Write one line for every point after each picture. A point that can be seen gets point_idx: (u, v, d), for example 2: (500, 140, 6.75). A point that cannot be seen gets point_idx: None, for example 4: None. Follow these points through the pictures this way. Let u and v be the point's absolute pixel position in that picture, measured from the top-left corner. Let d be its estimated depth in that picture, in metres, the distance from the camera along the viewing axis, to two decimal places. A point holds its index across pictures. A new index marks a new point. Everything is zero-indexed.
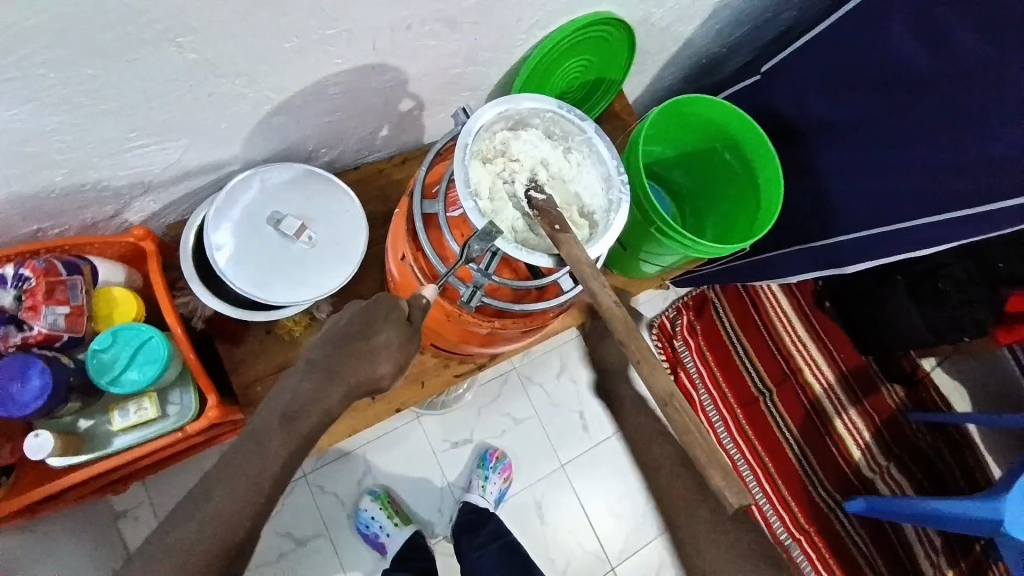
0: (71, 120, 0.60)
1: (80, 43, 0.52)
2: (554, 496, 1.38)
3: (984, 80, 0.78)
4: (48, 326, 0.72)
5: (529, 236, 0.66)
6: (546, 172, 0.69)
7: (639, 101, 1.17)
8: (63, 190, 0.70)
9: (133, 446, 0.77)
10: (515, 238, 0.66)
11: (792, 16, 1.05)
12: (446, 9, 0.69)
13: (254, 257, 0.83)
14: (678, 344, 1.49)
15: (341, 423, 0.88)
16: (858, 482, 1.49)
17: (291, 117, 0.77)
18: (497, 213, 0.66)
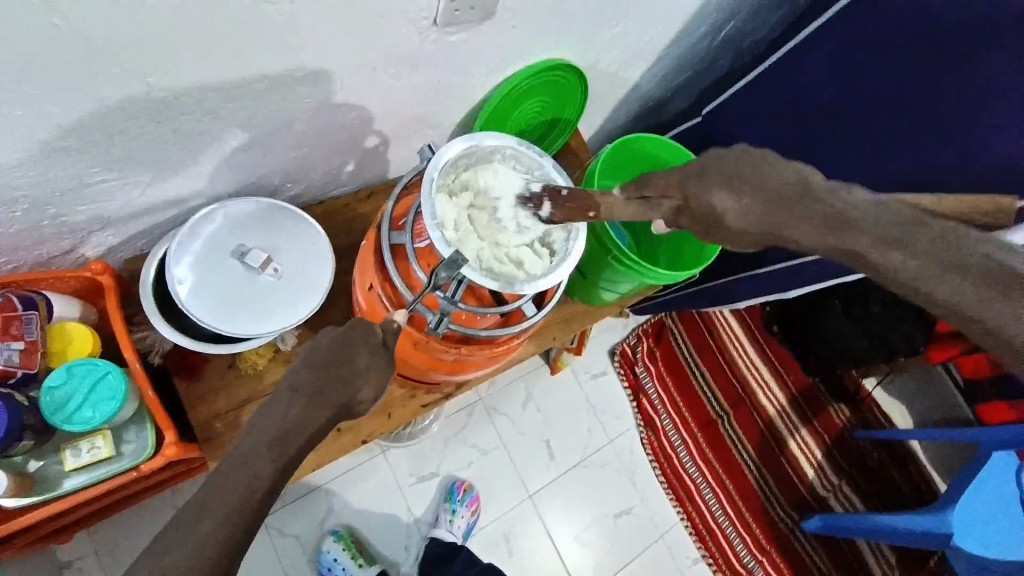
0: (33, 155, 0.61)
1: (46, 81, 0.54)
2: (522, 527, 1.38)
3: None
4: (1, 362, 0.70)
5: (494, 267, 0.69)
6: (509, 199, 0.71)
7: (594, 139, 1.24)
8: (20, 225, 0.69)
9: (85, 486, 0.73)
10: (481, 265, 0.68)
11: (727, 64, 1.15)
12: (408, 51, 0.73)
13: (217, 290, 0.83)
14: (639, 371, 1.55)
15: (307, 458, 0.87)
16: (813, 500, 1.55)
17: (256, 151, 0.78)
18: (463, 241, 0.69)
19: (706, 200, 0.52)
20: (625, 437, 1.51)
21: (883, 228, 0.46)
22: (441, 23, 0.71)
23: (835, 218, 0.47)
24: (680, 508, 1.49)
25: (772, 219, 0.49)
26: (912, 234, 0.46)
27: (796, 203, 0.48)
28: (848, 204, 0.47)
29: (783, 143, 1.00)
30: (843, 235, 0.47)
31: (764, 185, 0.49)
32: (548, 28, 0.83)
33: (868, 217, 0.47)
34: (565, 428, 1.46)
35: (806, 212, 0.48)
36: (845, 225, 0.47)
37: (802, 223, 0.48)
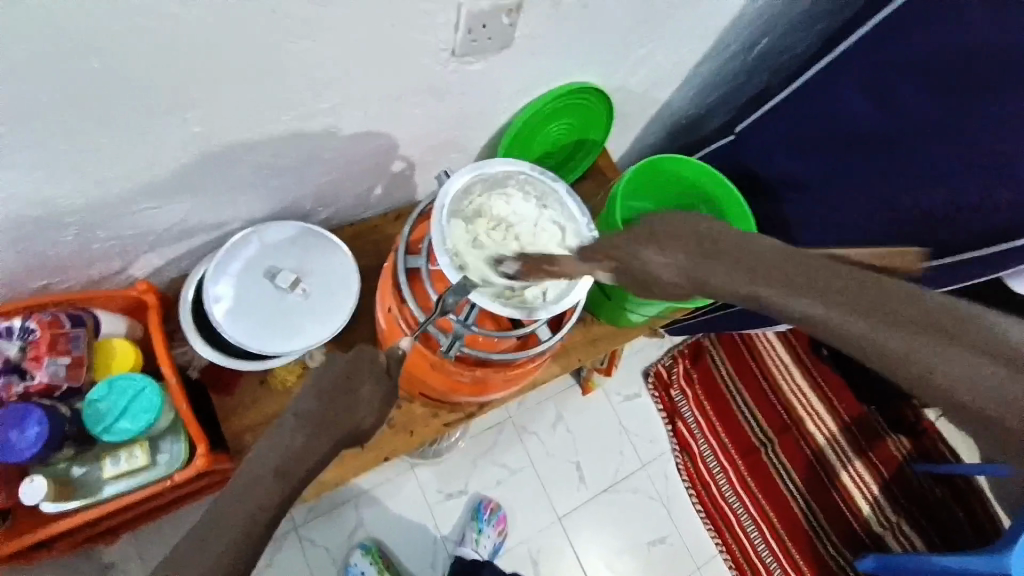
0: (83, 185, 0.66)
1: (93, 117, 0.59)
2: (550, 551, 1.35)
3: (939, 137, 0.82)
4: (48, 376, 0.76)
5: (507, 292, 0.68)
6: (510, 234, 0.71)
7: (624, 159, 1.23)
8: (74, 249, 0.75)
9: (122, 493, 0.78)
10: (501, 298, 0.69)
11: (764, 78, 1.12)
12: (432, 80, 0.75)
13: (251, 309, 0.87)
14: (674, 393, 1.50)
15: (329, 473, 0.89)
16: (868, 538, 1.45)
17: (286, 178, 0.82)
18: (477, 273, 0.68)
19: (632, 258, 0.51)
20: (659, 461, 1.46)
21: (777, 266, 0.41)
22: (459, 53, 0.72)
23: (763, 268, 0.41)
24: (718, 538, 1.42)
25: (687, 269, 0.46)
26: (859, 292, 0.37)
27: (711, 255, 0.45)
28: (769, 259, 0.41)
29: (821, 160, 0.96)
30: (783, 287, 0.39)
31: (676, 240, 0.48)
32: (571, 52, 0.83)
33: (806, 274, 0.39)
34: (596, 450, 1.43)
35: (731, 266, 0.43)
36: (782, 277, 0.40)
37: (725, 274, 0.43)
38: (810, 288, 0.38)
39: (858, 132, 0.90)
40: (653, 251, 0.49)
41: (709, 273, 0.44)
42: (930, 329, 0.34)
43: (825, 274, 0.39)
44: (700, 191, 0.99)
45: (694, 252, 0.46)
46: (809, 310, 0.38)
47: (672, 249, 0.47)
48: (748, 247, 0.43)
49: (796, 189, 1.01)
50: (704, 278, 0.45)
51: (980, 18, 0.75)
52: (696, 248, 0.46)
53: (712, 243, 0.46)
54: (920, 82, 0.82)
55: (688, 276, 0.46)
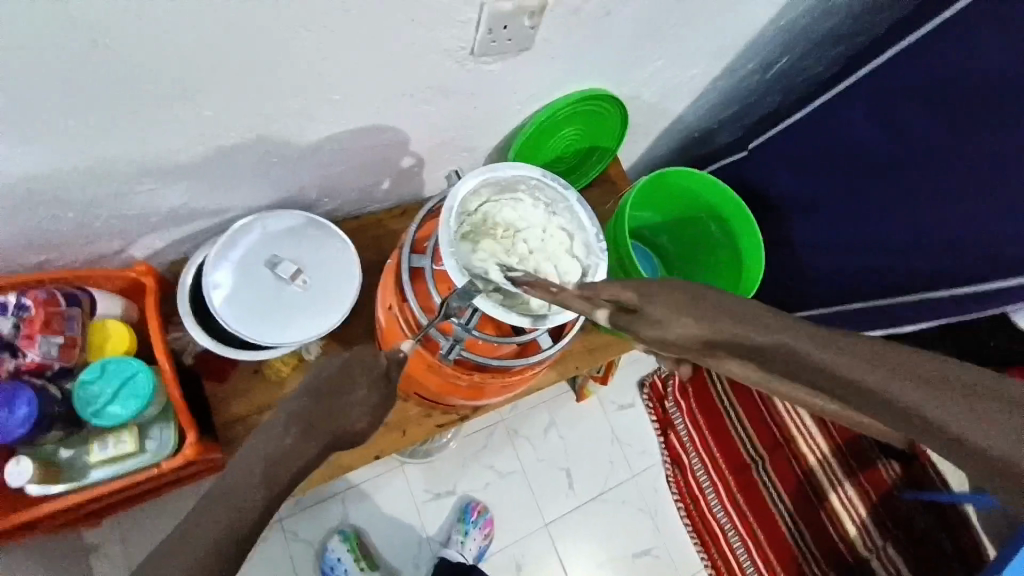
0: (85, 162, 0.65)
1: (101, 96, 0.58)
2: (535, 557, 1.35)
3: (948, 166, 0.81)
4: (40, 355, 0.74)
5: (507, 296, 0.67)
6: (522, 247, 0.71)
7: (632, 169, 1.22)
8: (72, 226, 0.74)
9: (107, 480, 0.76)
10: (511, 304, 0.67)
11: (778, 97, 1.11)
12: (446, 79, 0.74)
13: (248, 298, 0.86)
14: (669, 406, 1.51)
15: (323, 468, 0.89)
16: (854, 563, 1.40)
17: (293, 168, 0.81)
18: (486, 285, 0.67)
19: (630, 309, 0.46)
20: (649, 473, 1.46)
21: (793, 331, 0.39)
22: (476, 53, 0.71)
23: (826, 341, 0.38)
24: (703, 550, 1.45)
25: (736, 339, 0.40)
26: (931, 373, 0.36)
27: (762, 326, 0.39)
28: (830, 335, 0.38)
29: (832, 183, 0.95)
30: (858, 365, 0.36)
31: (717, 308, 0.42)
32: (587, 59, 0.82)
33: (873, 353, 0.37)
34: (587, 459, 1.42)
35: (794, 340, 0.38)
36: (849, 353, 0.37)
37: (787, 352, 0.38)
38: (884, 368, 0.36)
39: (871, 156, 0.90)
40: (690, 317, 0.42)
41: (769, 348, 0.39)
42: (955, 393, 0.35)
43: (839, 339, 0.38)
44: (707, 206, 0.98)
45: (742, 321, 0.40)
46: (881, 390, 0.36)
47: (714, 319, 0.41)
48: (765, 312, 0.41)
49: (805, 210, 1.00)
50: (766, 352, 0.39)
51: (996, 42, 0.74)
52: (741, 318, 0.40)
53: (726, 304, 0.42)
54: (936, 109, 0.81)
55: (741, 347, 0.40)
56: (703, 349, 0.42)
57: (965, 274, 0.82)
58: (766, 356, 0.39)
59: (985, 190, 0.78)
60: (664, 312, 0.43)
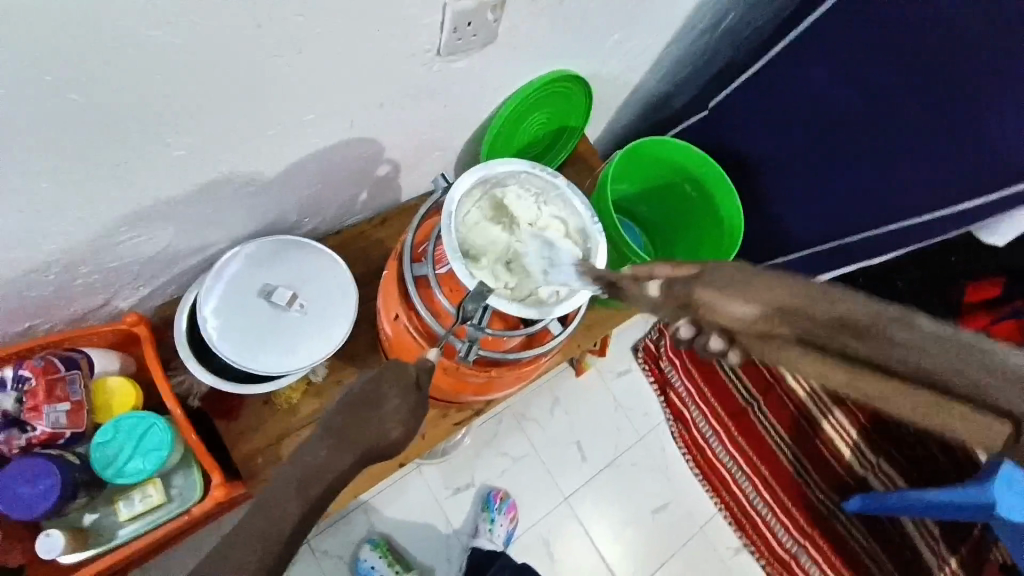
0: (62, 220, 0.63)
1: (74, 150, 0.56)
2: (560, 531, 1.39)
3: (899, 102, 0.86)
4: (50, 425, 0.73)
5: (522, 288, 0.71)
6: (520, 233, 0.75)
7: (599, 143, 1.23)
8: (56, 287, 0.71)
9: (136, 537, 0.76)
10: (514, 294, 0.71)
11: (729, 53, 1.14)
12: (416, 83, 0.74)
13: (247, 330, 0.85)
14: (664, 365, 1.53)
15: (352, 483, 0.90)
16: (853, 482, 1.50)
17: (272, 193, 0.80)
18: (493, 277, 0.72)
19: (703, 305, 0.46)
20: (655, 432, 1.50)
21: (866, 325, 0.43)
22: (444, 53, 0.71)
23: (935, 342, 0.41)
24: (715, 496, 1.48)
25: (802, 315, 0.43)
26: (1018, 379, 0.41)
27: (830, 304, 0.43)
28: (967, 335, 0.42)
29: (795, 132, 0.99)
30: (919, 353, 0.41)
31: (779, 291, 0.44)
32: (549, 43, 0.83)
33: (1001, 357, 0.41)
34: (595, 429, 1.46)
35: (889, 338, 0.42)
36: (971, 352, 0.41)
37: (856, 329, 0.43)
38: (994, 371, 0.41)
39: (828, 100, 0.94)
40: (759, 298, 0.44)
41: (852, 324, 0.43)
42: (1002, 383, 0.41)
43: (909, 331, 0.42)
44: (681, 170, 1.01)
45: (828, 300, 0.43)
46: (969, 380, 0.41)
47: (776, 293, 0.44)
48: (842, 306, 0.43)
49: (772, 161, 1.03)
50: (829, 327, 0.43)
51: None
52: (817, 299, 0.43)
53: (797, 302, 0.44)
54: (907, 64, 0.84)
55: (807, 324, 0.43)
56: (760, 324, 0.45)
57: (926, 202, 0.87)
58: (837, 334, 0.43)
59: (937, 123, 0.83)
60: (717, 295, 0.45)
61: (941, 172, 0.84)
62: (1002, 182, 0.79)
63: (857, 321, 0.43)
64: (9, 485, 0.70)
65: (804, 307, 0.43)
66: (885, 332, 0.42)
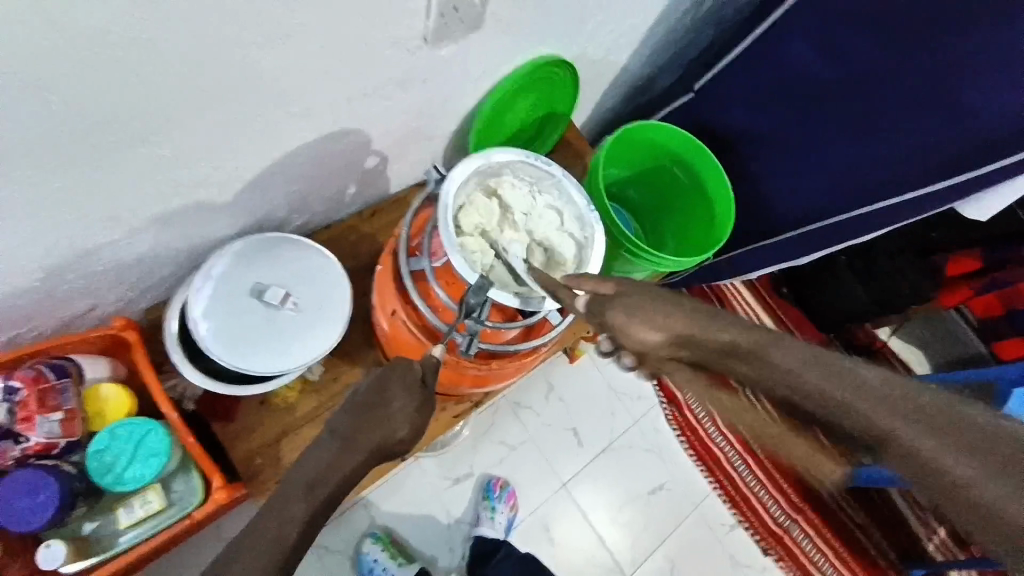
0: (46, 227, 0.61)
1: (55, 153, 0.54)
2: (560, 516, 1.40)
3: (885, 82, 0.88)
4: (44, 436, 0.72)
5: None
6: (518, 220, 0.76)
7: (586, 128, 1.23)
8: (39, 294, 0.69)
9: (142, 541, 0.76)
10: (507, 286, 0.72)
11: (712, 33, 1.13)
12: (402, 72, 0.73)
13: (239, 331, 0.83)
14: None
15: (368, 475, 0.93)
16: None
17: (260, 189, 0.78)
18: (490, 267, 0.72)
19: (618, 327, 0.44)
20: (649, 414, 1.51)
21: (769, 349, 0.38)
22: (430, 40, 0.70)
23: (834, 374, 0.37)
24: (710, 476, 1.50)
25: (698, 342, 0.40)
26: (913, 410, 0.35)
27: (728, 329, 0.40)
28: (862, 366, 0.37)
29: (782, 112, 0.99)
30: (828, 381, 0.36)
31: (682, 317, 0.41)
32: (535, 28, 0.82)
33: (889, 386, 0.36)
34: (591, 414, 1.47)
35: (789, 364, 0.37)
36: (854, 378, 0.36)
37: (747, 355, 0.39)
38: (890, 406, 0.36)
39: (812, 79, 0.94)
40: (665, 322, 0.42)
41: (748, 354, 0.39)
42: (911, 413, 0.35)
43: (812, 361, 0.37)
44: (670, 154, 1.01)
45: (720, 327, 0.40)
46: (857, 409, 0.36)
47: (681, 315, 0.41)
48: (745, 333, 0.39)
49: (758, 142, 1.04)
50: (722, 354, 0.39)
51: None
52: (714, 324, 0.40)
53: (709, 325, 0.40)
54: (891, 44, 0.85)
55: (704, 350, 0.40)
56: (665, 351, 0.41)
57: (910, 177, 0.89)
58: (732, 361, 0.39)
59: (923, 100, 0.85)
60: (626, 317, 0.43)
61: (930, 152, 0.86)
62: (985, 156, 0.81)
63: (750, 337, 0.39)
64: (7, 499, 0.69)
65: (695, 327, 0.40)
66: (779, 361, 0.38)
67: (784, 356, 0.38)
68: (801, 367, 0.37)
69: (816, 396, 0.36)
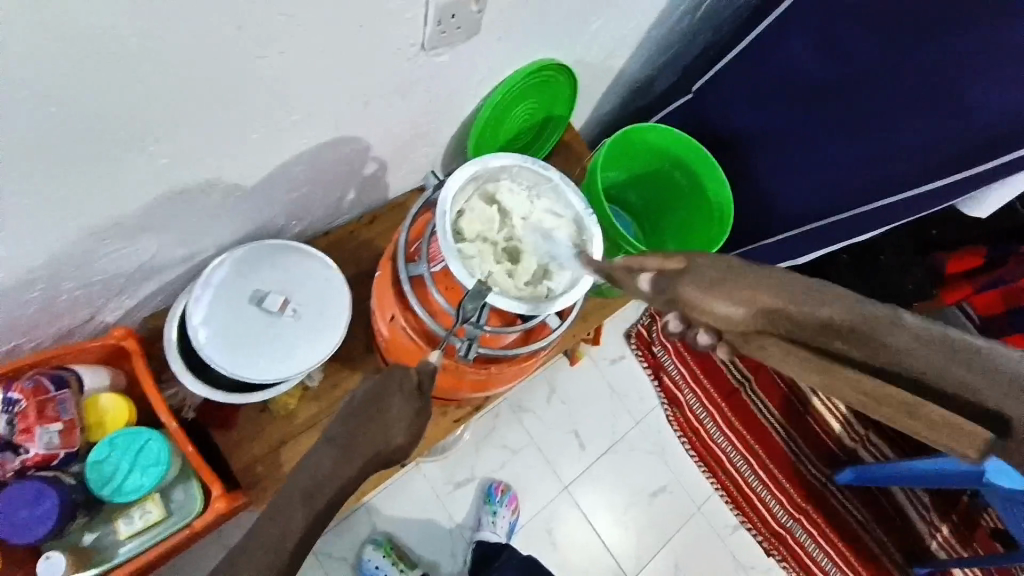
0: (46, 237, 0.61)
1: (53, 163, 0.54)
2: (562, 519, 1.40)
3: (883, 83, 0.88)
4: (43, 447, 0.72)
5: (535, 280, 0.74)
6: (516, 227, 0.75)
7: (585, 131, 1.23)
8: (40, 304, 0.69)
9: (142, 552, 0.75)
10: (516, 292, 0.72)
11: (710, 35, 1.13)
12: (400, 79, 0.73)
13: (238, 338, 0.83)
14: (656, 350, 1.54)
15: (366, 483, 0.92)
16: (843, 455, 1.54)
17: (260, 197, 0.78)
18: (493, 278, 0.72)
19: (694, 307, 0.47)
20: (651, 415, 1.51)
21: (849, 321, 0.43)
22: (428, 47, 0.70)
23: (916, 342, 0.41)
24: (712, 477, 1.49)
25: (786, 314, 0.45)
26: (1001, 376, 0.39)
27: (816, 304, 0.44)
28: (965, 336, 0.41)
29: (781, 113, 0.99)
30: (910, 351, 0.41)
31: (764, 290, 0.46)
32: (533, 33, 0.82)
33: (970, 352, 0.40)
34: (593, 417, 1.47)
35: (872, 335, 0.42)
36: (937, 345, 0.41)
37: (833, 328, 0.43)
38: (966, 367, 0.40)
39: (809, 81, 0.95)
40: (747, 299, 0.46)
41: (847, 329, 0.43)
42: (988, 378, 0.39)
43: (896, 332, 0.41)
44: (669, 157, 1.01)
45: (810, 301, 0.44)
46: (942, 376, 0.40)
47: (763, 293, 0.46)
48: (830, 306, 0.43)
49: (756, 144, 1.04)
50: (815, 328, 0.43)
51: None
52: (807, 300, 0.44)
53: (793, 300, 0.45)
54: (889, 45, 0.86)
55: (790, 323, 0.44)
56: (748, 326, 0.46)
57: (908, 177, 0.89)
58: (826, 335, 0.43)
59: (922, 100, 0.85)
60: (699, 294, 0.47)
61: (930, 151, 0.86)
62: (984, 156, 0.82)
63: (836, 309, 0.43)
64: (7, 511, 0.69)
65: (781, 302, 0.45)
66: (863, 330, 0.42)
67: (868, 327, 0.42)
68: (885, 337, 0.42)
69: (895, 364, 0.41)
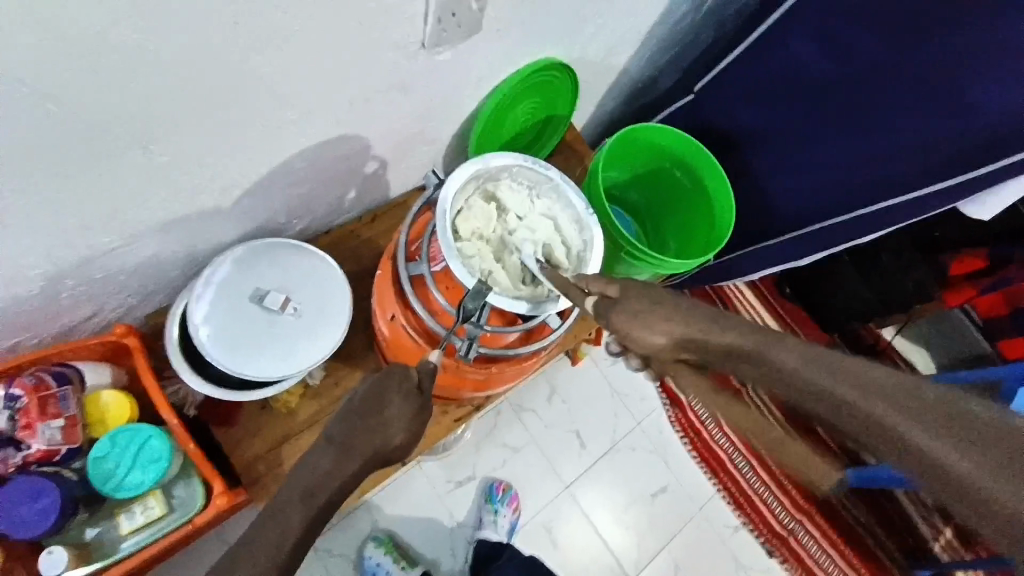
0: (46, 234, 0.61)
1: (53, 160, 0.54)
2: (563, 518, 1.40)
3: (882, 82, 0.87)
4: (45, 442, 0.72)
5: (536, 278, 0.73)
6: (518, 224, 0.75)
7: (587, 130, 1.22)
8: (41, 301, 0.70)
9: (143, 547, 0.76)
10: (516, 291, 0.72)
11: (712, 34, 1.13)
12: (400, 77, 0.73)
13: (239, 336, 0.83)
14: None
15: (366, 481, 0.92)
16: None
17: (261, 195, 0.78)
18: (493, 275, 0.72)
19: (626, 335, 0.50)
20: (652, 416, 1.51)
21: (754, 344, 0.45)
22: (428, 44, 0.70)
23: (816, 361, 0.43)
24: (713, 477, 1.49)
25: (700, 343, 0.47)
26: (896, 394, 0.41)
27: (726, 333, 0.46)
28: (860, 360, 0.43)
29: (782, 112, 0.99)
30: (812, 369, 0.43)
31: (683, 321, 0.48)
32: (534, 30, 0.82)
33: (865, 369, 0.42)
34: (593, 416, 1.47)
35: (775, 357, 0.44)
36: (833, 366, 0.43)
37: (740, 353, 0.45)
38: (861, 385, 0.42)
39: (811, 79, 0.94)
40: (666, 329, 0.48)
41: (751, 354, 0.45)
42: (884, 391, 0.41)
43: (797, 354, 0.44)
44: (670, 155, 1.01)
45: (720, 332, 0.47)
46: (843, 394, 0.42)
47: (679, 324, 0.48)
48: (737, 333, 0.46)
49: (758, 143, 1.04)
50: (725, 355, 0.46)
51: None
52: (717, 330, 0.47)
53: (704, 329, 0.47)
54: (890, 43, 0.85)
55: (703, 351, 0.47)
56: (668, 355, 0.48)
57: (910, 178, 0.88)
58: (734, 360, 0.46)
59: (921, 99, 0.84)
60: (631, 322, 0.50)
61: (928, 152, 0.85)
62: (984, 156, 0.81)
63: (742, 338, 0.46)
64: (8, 506, 0.70)
65: (696, 333, 0.47)
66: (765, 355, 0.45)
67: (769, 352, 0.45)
68: (785, 359, 0.44)
69: (796, 383, 0.43)
